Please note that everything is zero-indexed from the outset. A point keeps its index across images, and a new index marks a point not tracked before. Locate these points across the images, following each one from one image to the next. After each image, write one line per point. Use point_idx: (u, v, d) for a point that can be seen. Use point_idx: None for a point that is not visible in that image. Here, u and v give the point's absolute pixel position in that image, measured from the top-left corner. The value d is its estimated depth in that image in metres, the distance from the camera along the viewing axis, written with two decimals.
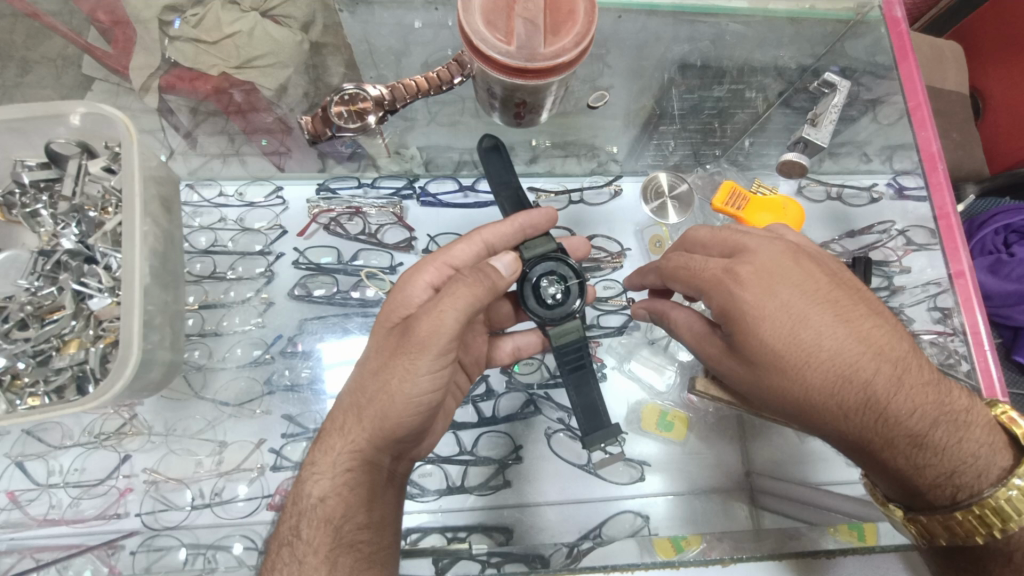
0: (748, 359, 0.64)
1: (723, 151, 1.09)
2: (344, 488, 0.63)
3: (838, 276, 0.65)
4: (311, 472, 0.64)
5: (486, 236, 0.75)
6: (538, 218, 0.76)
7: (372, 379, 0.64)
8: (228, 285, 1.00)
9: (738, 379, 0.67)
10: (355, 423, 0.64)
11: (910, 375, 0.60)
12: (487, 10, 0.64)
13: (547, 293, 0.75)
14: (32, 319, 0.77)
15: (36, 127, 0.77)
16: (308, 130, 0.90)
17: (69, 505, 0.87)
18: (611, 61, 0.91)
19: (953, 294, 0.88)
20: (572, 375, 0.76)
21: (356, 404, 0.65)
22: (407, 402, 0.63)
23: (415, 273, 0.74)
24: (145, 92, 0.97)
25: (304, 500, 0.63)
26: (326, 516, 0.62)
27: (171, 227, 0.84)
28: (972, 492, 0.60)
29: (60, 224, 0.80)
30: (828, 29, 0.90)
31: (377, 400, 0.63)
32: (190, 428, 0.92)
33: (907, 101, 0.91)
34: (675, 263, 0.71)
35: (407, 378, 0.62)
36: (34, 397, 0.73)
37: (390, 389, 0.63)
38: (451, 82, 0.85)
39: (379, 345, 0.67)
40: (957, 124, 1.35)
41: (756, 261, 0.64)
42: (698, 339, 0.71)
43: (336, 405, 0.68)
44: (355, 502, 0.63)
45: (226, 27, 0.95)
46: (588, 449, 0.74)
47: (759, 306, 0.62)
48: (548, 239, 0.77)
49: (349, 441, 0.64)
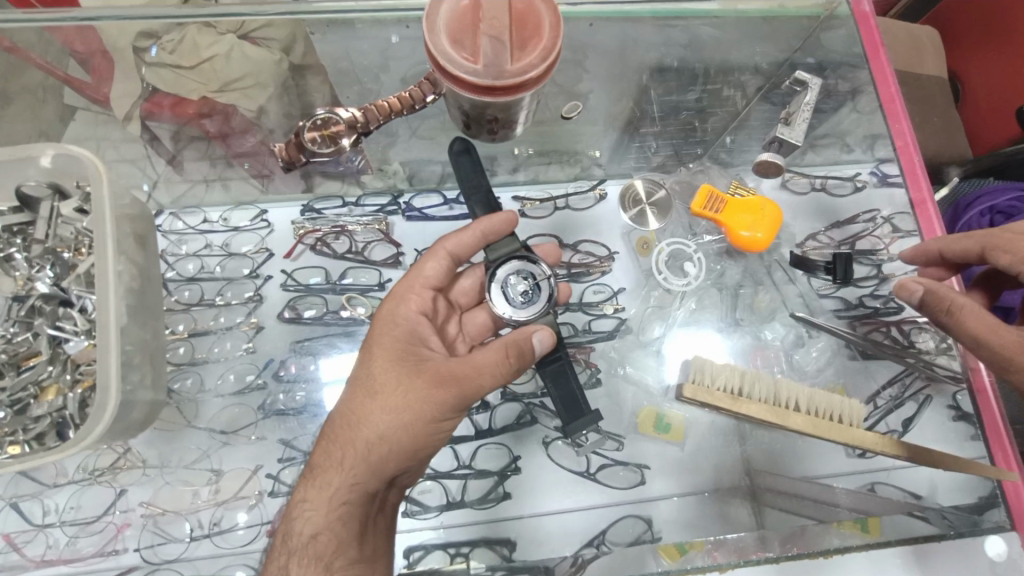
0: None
1: (706, 150, 1.07)
2: (339, 524, 0.62)
3: None
4: (303, 507, 0.63)
5: (448, 246, 0.75)
6: (500, 222, 0.75)
7: (377, 418, 0.63)
8: (216, 311, 1.00)
9: None
10: (359, 459, 0.63)
11: None
12: (454, 29, 0.64)
13: (515, 288, 0.76)
14: (8, 368, 0.76)
15: (8, 170, 0.78)
16: (282, 157, 0.91)
17: (67, 544, 0.86)
18: (589, 66, 0.91)
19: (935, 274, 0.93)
20: (550, 368, 0.77)
21: (360, 441, 0.63)
22: (424, 438, 0.64)
23: (401, 300, 0.73)
24: (128, 121, 0.97)
25: (295, 537, 0.62)
26: (318, 553, 0.61)
27: (147, 263, 0.84)
28: None
29: (33, 267, 0.78)
30: (800, 24, 0.91)
31: (388, 437, 0.63)
32: (186, 458, 0.92)
33: (879, 97, 0.97)
34: (1015, 244, 0.75)
35: (426, 416, 0.63)
36: (14, 445, 0.73)
37: (404, 426, 0.63)
38: (424, 100, 0.85)
39: (381, 376, 0.65)
40: (938, 108, 1.35)
41: None
42: (994, 327, 0.72)
43: (328, 437, 0.66)
44: (349, 538, 0.62)
45: (203, 51, 0.93)
46: (572, 435, 0.76)
47: None
48: (512, 242, 0.77)
49: (348, 480, 0.63)
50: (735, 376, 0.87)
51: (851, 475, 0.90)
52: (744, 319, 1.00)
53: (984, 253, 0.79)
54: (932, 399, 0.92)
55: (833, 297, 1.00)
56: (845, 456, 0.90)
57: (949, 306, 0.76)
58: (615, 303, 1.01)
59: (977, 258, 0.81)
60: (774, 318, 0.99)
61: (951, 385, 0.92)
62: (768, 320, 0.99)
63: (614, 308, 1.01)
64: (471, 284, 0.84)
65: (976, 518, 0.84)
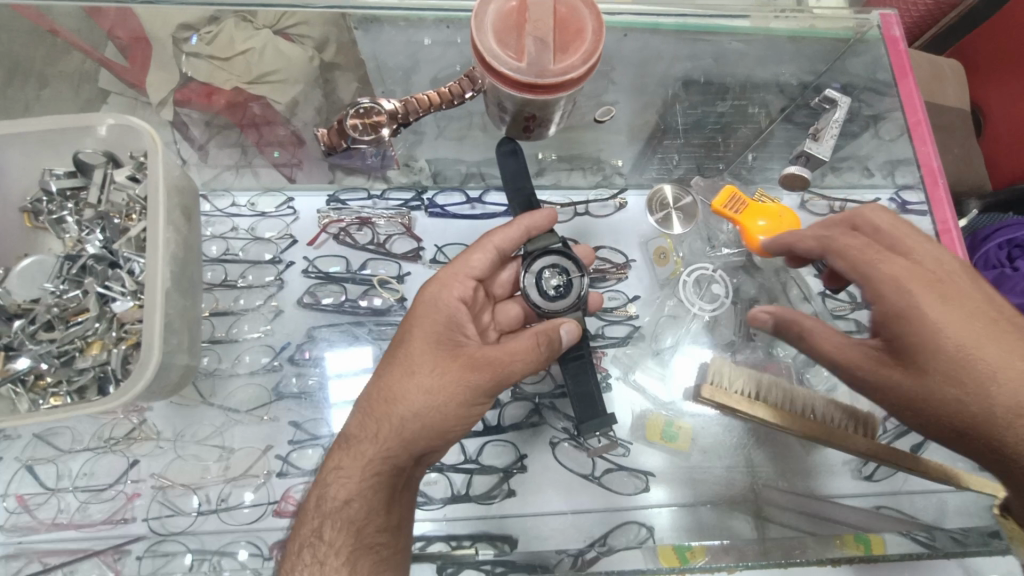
0: (919, 369, 0.65)
1: (726, 165, 1.10)
2: (371, 493, 0.63)
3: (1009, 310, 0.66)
4: (335, 474, 0.64)
5: (498, 242, 0.76)
6: (540, 219, 0.77)
7: (415, 397, 0.64)
8: (238, 293, 1.02)
9: (903, 394, 0.66)
10: (394, 433, 0.64)
11: None
12: (499, 28, 0.66)
13: (548, 284, 0.77)
14: (58, 321, 0.78)
15: (65, 138, 0.81)
16: (324, 142, 0.94)
17: (77, 510, 0.87)
18: (618, 77, 0.94)
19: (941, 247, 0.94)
20: (572, 364, 0.77)
21: (394, 417, 0.64)
22: (457, 420, 0.66)
23: (444, 286, 0.73)
24: (162, 106, 1.01)
25: (328, 502, 0.63)
26: (350, 519, 0.62)
27: (191, 235, 0.86)
28: None
29: (85, 230, 0.83)
30: (827, 48, 0.93)
31: (423, 414, 0.64)
32: (198, 434, 0.93)
33: (907, 119, 0.96)
34: (845, 242, 0.73)
35: (460, 399, 0.65)
36: (57, 396, 0.76)
37: (440, 405, 0.64)
38: (463, 96, 0.86)
39: (418, 356, 0.66)
40: (959, 139, 1.36)
41: (940, 268, 0.67)
42: (840, 348, 0.72)
43: (364, 410, 0.66)
44: (378, 507, 0.63)
45: (239, 44, 0.96)
46: (584, 435, 0.77)
47: (1007, 323, 0.64)
48: (551, 236, 0.79)
49: (380, 453, 0.64)
50: (753, 381, 0.88)
51: (855, 495, 0.90)
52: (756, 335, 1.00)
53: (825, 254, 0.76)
54: None
55: (850, 318, 0.96)
56: (850, 477, 0.90)
57: (801, 331, 0.76)
58: (630, 308, 1.03)
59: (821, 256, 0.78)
60: None
61: None
62: None
63: (629, 313, 1.02)
64: (508, 278, 0.85)
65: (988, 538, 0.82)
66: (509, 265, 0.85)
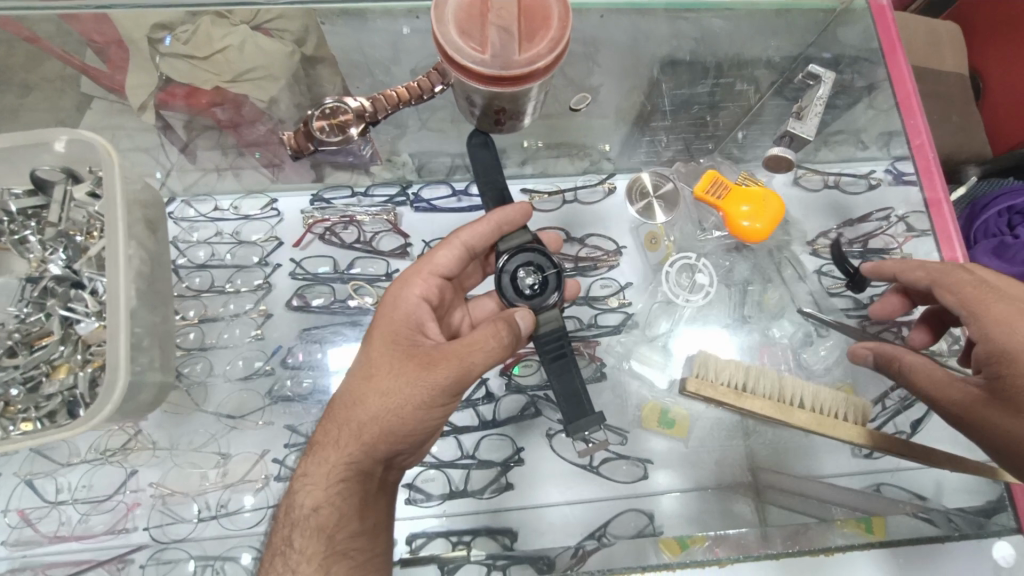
0: (1016, 407, 0.65)
1: (717, 144, 1.09)
2: (338, 499, 0.62)
3: None
4: (303, 481, 0.64)
5: (463, 237, 0.75)
6: (514, 213, 0.75)
7: (376, 401, 0.63)
8: (226, 298, 1.01)
9: (993, 431, 0.67)
10: (354, 438, 0.63)
11: None
12: (462, 19, 0.64)
13: (524, 283, 0.75)
14: (21, 347, 0.77)
15: (22, 155, 0.79)
16: (290, 145, 0.90)
17: (79, 522, 0.88)
18: (601, 60, 0.91)
19: (931, 219, 0.95)
20: (554, 365, 0.75)
21: (355, 421, 0.63)
22: (418, 421, 0.64)
23: (406, 286, 0.73)
24: (143, 111, 0.97)
25: (297, 510, 0.63)
26: (319, 526, 0.62)
27: (158, 248, 0.86)
28: None
29: (48, 249, 0.80)
30: (817, 18, 0.90)
31: (382, 417, 0.63)
32: (195, 441, 0.93)
33: (895, 93, 0.94)
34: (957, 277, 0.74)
35: (419, 399, 0.63)
36: (27, 422, 0.74)
37: (399, 408, 0.63)
38: (433, 91, 0.84)
39: (377, 358, 0.66)
40: (958, 105, 1.32)
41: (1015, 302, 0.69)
42: (940, 384, 0.75)
43: (328, 416, 0.66)
44: (347, 512, 0.63)
45: (216, 42, 0.91)
46: (574, 436, 0.74)
47: None
48: (525, 232, 0.77)
49: (345, 458, 0.63)
50: (740, 370, 0.87)
51: (855, 474, 0.89)
52: (751, 317, 0.99)
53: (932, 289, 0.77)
54: None
55: (845, 295, 0.98)
56: (849, 455, 0.89)
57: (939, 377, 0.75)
58: (621, 296, 1.01)
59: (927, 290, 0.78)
60: (782, 315, 0.99)
61: None
62: (776, 317, 0.99)
63: (620, 302, 1.01)
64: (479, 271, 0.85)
65: (983, 520, 0.82)
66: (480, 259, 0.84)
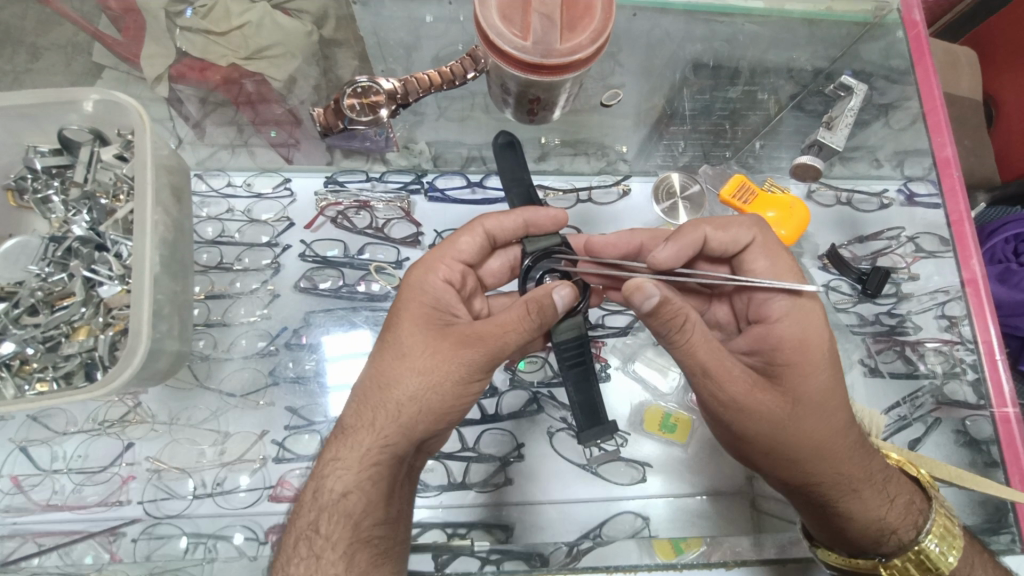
0: (808, 382, 0.65)
1: (734, 152, 1.06)
2: (369, 484, 0.62)
3: (819, 337, 0.67)
4: (333, 463, 0.63)
5: (487, 224, 0.76)
6: (544, 217, 0.77)
7: (412, 383, 0.63)
8: (234, 276, 1.00)
9: (755, 399, 0.64)
10: (392, 419, 0.63)
11: (828, 449, 0.65)
12: (504, 6, 0.67)
13: None
14: (42, 305, 0.78)
15: (50, 112, 0.79)
16: (320, 122, 0.91)
17: (72, 492, 0.86)
18: (623, 59, 0.92)
19: (952, 237, 0.94)
20: (572, 372, 0.75)
21: (391, 403, 0.63)
22: (455, 399, 0.64)
23: (431, 270, 0.73)
24: (156, 82, 0.95)
25: (326, 494, 0.61)
26: (348, 511, 0.61)
27: (181, 216, 0.84)
28: (897, 537, 0.68)
29: (71, 210, 0.81)
30: (845, 32, 0.92)
31: (419, 399, 0.63)
32: (194, 418, 0.92)
33: (922, 106, 0.94)
34: (721, 222, 0.71)
35: (456, 378, 0.63)
36: (42, 382, 0.74)
37: (434, 388, 0.63)
38: (466, 76, 0.87)
39: (409, 340, 0.65)
40: (970, 130, 1.33)
41: (762, 262, 0.71)
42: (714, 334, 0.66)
43: (358, 399, 0.65)
44: (378, 496, 0.62)
45: (234, 18, 0.95)
46: (585, 445, 0.73)
47: (799, 335, 0.67)
48: (553, 236, 0.78)
49: (378, 440, 0.63)
50: None
51: None
52: None
53: (744, 242, 0.71)
54: (939, 424, 0.90)
55: (852, 312, 0.98)
56: None
57: (681, 320, 0.61)
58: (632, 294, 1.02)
59: (736, 243, 0.71)
60: None
61: (965, 409, 0.90)
62: None
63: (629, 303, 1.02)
64: (500, 266, 0.85)
65: (984, 539, 0.80)
66: (503, 254, 0.84)
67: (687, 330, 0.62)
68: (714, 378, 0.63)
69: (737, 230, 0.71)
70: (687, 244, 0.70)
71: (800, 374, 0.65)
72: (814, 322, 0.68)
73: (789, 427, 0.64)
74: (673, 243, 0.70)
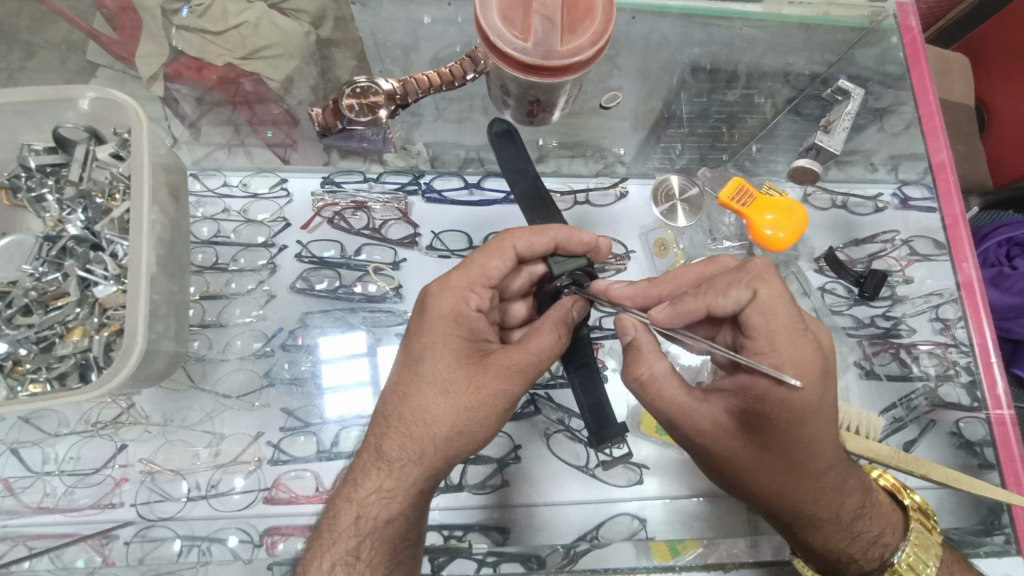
0: (786, 439, 0.61)
1: (730, 155, 1.06)
2: (412, 510, 0.64)
3: (813, 394, 0.59)
4: (378, 494, 0.62)
5: (518, 245, 0.69)
6: (576, 242, 0.73)
7: (460, 412, 0.63)
8: (229, 276, 0.99)
9: (717, 447, 0.64)
10: (440, 449, 0.64)
11: (793, 491, 0.65)
12: (505, 7, 0.67)
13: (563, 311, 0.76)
14: (35, 306, 0.77)
15: (46, 110, 0.78)
16: (319, 122, 0.91)
17: (64, 494, 0.85)
18: (621, 62, 0.93)
19: (947, 239, 0.95)
20: (577, 373, 0.77)
21: (438, 433, 0.63)
22: (495, 424, 0.67)
23: (465, 294, 0.67)
24: (152, 82, 0.96)
25: (369, 522, 0.62)
26: (391, 535, 0.63)
27: (178, 216, 0.84)
28: (862, 563, 0.70)
29: (65, 210, 0.81)
30: (840, 37, 0.93)
31: (465, 427, 0.64)
32: (189, 419, 0.91)
33: (918, 111, 0.95)
34: (719, 283, 0.62)
35: (499, 407, 0.65)
36: (35, 383, 0.73)
37: (479, 417, 0.64)
38: (464, 77, 0.87)
39: (453, 369, 0.64)
40: (965, 135, 1.34)
41: (764, 322, 0.59)
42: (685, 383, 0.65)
43: (400, 430, 0.63)
44: (416, 518, 0.65)
45: (231, 18, 0.95)
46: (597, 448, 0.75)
47: (788, 397, 0.59)
48: (580, 260, 0.74)
49: (424, 470, 0.63)
50: None
51: None
52: None
53: (742, 306, 0.60)
54: (934, 425, 0.91)
55: (847, 314, 0.98)
56: None
57: (644, 373, 0.65)
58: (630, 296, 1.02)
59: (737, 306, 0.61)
60: None
61: (959, 411, 0.90)
62: None
63: None
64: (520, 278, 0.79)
65: (977, 540, 0.81)
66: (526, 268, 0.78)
67: (648, 385, 0.65)
68: (680, 427, 0.65)
69: (734, 290, 0.60)
70: (686, 311, 0.65)
71: (778, 433, 0.61)
72: (806, 380, 0.59)
73: (753, 471, 0.64)
74: (670, 308, 0.65)
